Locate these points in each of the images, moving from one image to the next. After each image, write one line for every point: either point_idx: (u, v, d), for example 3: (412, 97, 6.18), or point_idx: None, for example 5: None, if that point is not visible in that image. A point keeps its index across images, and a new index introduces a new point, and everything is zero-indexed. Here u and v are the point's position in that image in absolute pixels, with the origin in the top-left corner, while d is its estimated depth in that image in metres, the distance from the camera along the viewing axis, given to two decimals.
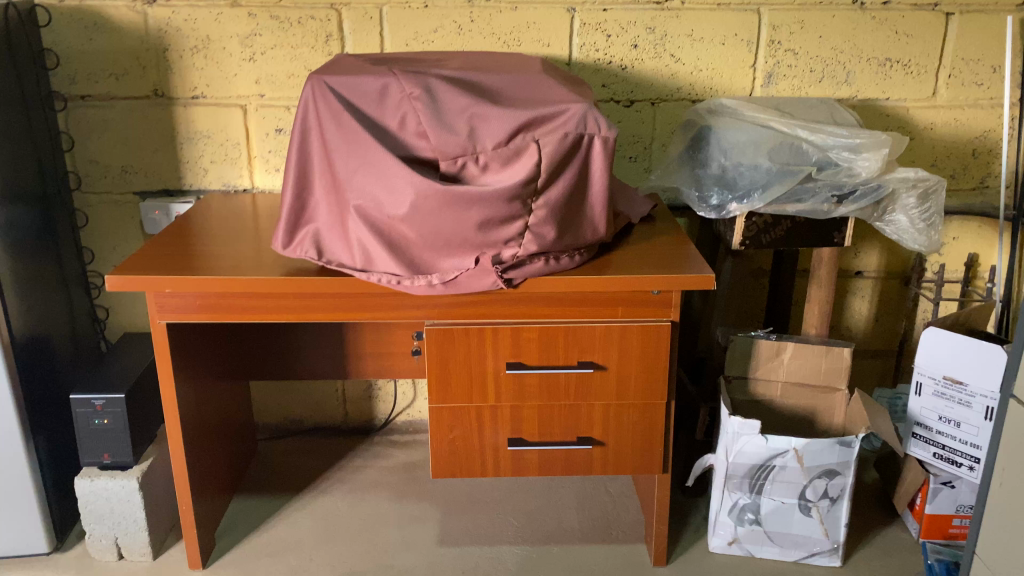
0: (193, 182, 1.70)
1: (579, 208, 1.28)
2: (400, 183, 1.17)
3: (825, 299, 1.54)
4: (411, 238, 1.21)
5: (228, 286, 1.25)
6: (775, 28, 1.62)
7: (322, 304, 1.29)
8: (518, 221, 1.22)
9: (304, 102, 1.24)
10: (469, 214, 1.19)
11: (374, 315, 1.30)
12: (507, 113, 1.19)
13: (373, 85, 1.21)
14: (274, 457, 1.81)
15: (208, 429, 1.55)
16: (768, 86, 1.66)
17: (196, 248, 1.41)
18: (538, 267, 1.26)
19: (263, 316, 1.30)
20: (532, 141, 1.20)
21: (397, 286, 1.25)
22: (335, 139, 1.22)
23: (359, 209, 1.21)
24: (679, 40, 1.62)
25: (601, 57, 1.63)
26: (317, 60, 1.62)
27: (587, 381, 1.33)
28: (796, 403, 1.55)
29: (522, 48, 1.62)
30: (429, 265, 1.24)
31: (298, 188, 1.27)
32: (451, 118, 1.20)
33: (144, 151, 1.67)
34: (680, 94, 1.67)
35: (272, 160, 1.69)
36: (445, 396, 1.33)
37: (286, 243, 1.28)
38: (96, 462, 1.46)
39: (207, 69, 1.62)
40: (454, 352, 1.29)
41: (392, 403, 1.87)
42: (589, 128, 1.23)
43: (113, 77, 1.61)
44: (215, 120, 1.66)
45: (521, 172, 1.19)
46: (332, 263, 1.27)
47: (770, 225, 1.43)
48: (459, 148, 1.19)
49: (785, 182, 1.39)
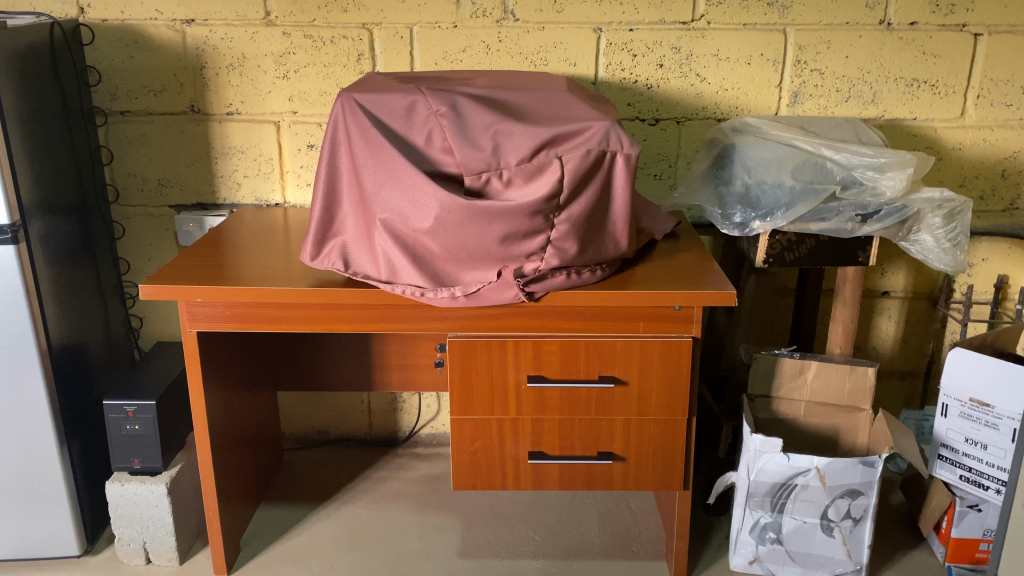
0: (227, 196, 1.75)
1: (601, 223, 1.29)
2: (426, 197, 1.20)
3: (850, 318, 1.53)
4: (435, 251, 1.24)
5: (256, 296, 1.28)
6: (801, 49, 1.63)
7: (347, 315, 1.32)
8: (540, 235, 1.24)
9: (334, 118, 1.27)
10: (492, 228, 1.21)
11: (398, 327, 1.32)
12: (531, 130, 1.22)
13: (401, 102, 1.24)
14: (300, 467, 1.83)
15: (235, 437, 1.58)
16: (793, 105, 1.67)
17: (228, 260, 1.44)
18: (559, 281, 1.27)
19: (290, 327, 1.33)
20: (555, 157, 1.22)
21: (421, 298, 1.27)
22: (363, 154, 1.25)
23: (385, 222, 1.24)
24: (705, 60, 1.64)
25: (626, 76, 1.65)
26: (348, 78, 1.66)
27: (608, 395, 1.34)
28: (820, 423, 1.55)
29: (548, 67, 1.65)
30: (452, 278, 1.26)
31: (326, 202, 1.30)
32: (476, 134, 1.23)
33: (180, 166, 1.72)
34: (705, 113, 1.68)
35: (303, 175, 1.73)
36: (466, 408, 1.34)
37: (314, 254, 1.31)
38: (127, 467, 1.49)
39: (242, 86, 1.66)
40: (476, 364, 1.31)
41: (416, 416, 1.89)
42: (611, 145, 1.24)
43: (152, 94, 1.66)
44: (249, 136, 1.70)
45: (544, 188, 1.21)
46: (358, 275, 1.29)
47: (795, 243, 1.44)
48: (483, 163, 1.22)
49: (809, 201, 1.40)
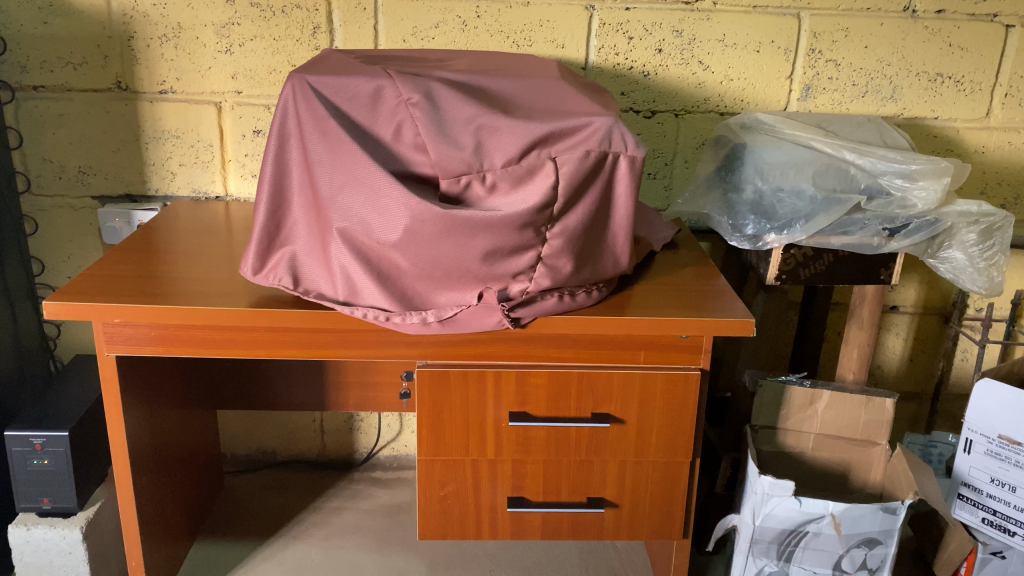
0: (159, 187, 1.52)
1: (599, 237, 1.10)
2: (393, 205, 1.00)
3: (866, 342, 1.37)
4: (403, 267, 1.04)
5: (188, 317, 1.07)
6: (816, 36, 1.45)
7: (296, 340, 1.11)
8: (529, 251, 1.04)
9: (284, 105, 1.06)
10: (473, 243, 1.01)
11: (356, 354, 1.12)
12: (521, 125, 1.02)
13: (365, 87, 1.03)
14: (242, 493, 1.63)
15: (166, 469, 1.37)
16: (805, 99, 1.49)
17: (158, 266, 1.22)
18: (551, 304, 1.08)
19: (229, 352, 1.12)
20: (549, 159, 1.03)
21: (386, 323, 1.07)
22: (319, 150, 1.04)
23: (344, 232, 1.03)
24: (709, 46, 1.45)
25: (621, 61, 1.46)
26: (301, 55, 1.44)
27: (601, 436, 1.15)
28: (829, 457, 1.39)
29: (533, 48, 1.45)
30: (424, 300, 1.06)
31: (273, 206, 1.08)
32: (455, 129, 1.03)
33: (103, 151, 1.48)
34: (706, 105, 1.50)
35: (248, 165, 1.51)
36: (437, 448, 1.15)
37: (257, 268, 1.09)
38: (35, 508, 1.27)
39: (178, 61, 1.43)
40: (449, 399, 1.12)
41: (375, 436, 1.69)
42: (614, 145, 1.06)
43: (70, 66, 1.42)
44: (186, 118, 1.47)
45: (536, 195, 1.02)
46: (310, 295, 1.08)
47: (811, 258, 1.26)
48: (462, 165, 1.02)
49: (832, 212, 1.23)
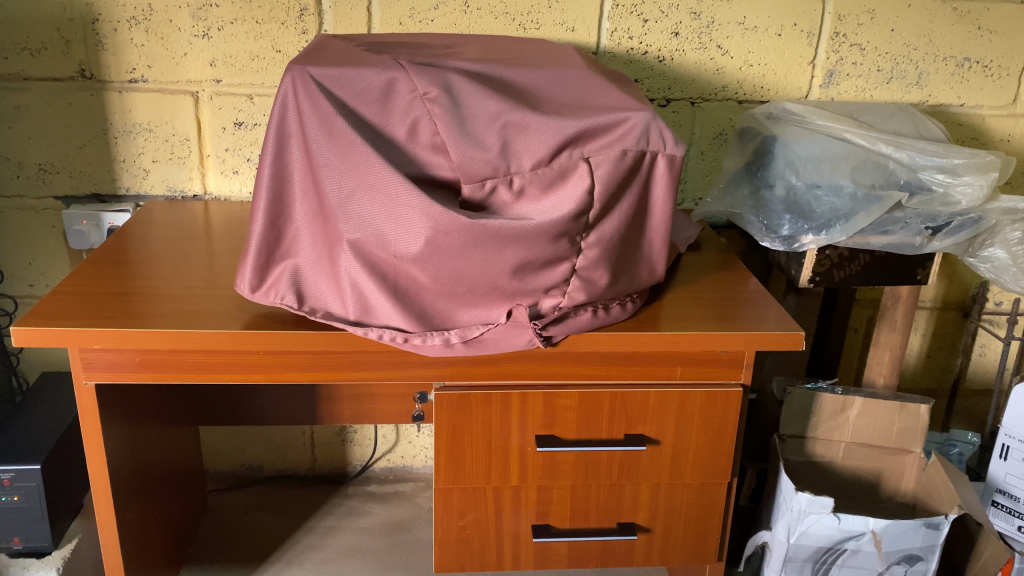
0: (130, 185, 1.38)
1: (635, 244, 1.01)
2: (414, 214, 0.89)
3: (897, 345, 1.30)
4: (423, 283, 0.93)
5: (177, 342, 0.95)
6: (841, 19, 1.36)
7: (300, 363, 1.00)
8: (564, 263, 0.94)
9: (283, 100, 0.93)
10: (502, 255, 0.91)
11: (367, 377, 1.01)
12: (552, 123, 0.92)
13: (376, 80, 0.92)
14: (229, 514, 1.51)
15: (148, 498, 1.25)
16: (827, 86, 1.41)
17: (139, 280, 1.09)
18: (585, 320, 0.98)
19: (224, 377, 1.00)
20: (582, 159, 0.94)
21: (403, 345, 0.96)
22: (325, 152, 0.92)
23: (357, 245, 0.92)
24: (728, 29, 1.35)
25: (634, 46, 1.35)
26: (287, 39, 1.31)
27: (634, 459, 1.06)
28: (860, 466, 1.32)
29: (540, 32, 1.33)
30: (444, 318, 0.96)
31: (271, 215, 0.96)
32: (479, 128, 0.92)
33: (67, 147, 1.34)
34: (724, 93, 1.40)
35: (229, 160, 1.38)
36: (455, 477, 1.05)
37: (255, 285, 0.98)
38: (5, 548, 1.15)
39: (149, 46, 1.29)
40: (471, 423, 1.03)
41: (370, 448, 1.59)
42: (652, 144, 0.96)
43: (27, 53, 1.28)
44: (160, 109, 1.33)
45: (570, 201, 0.92)
46: (317, 314, 0.97)
47: (846, 259, 1.18)
48: (488, 168, 0.92)
49: (873, 211, 1.14)
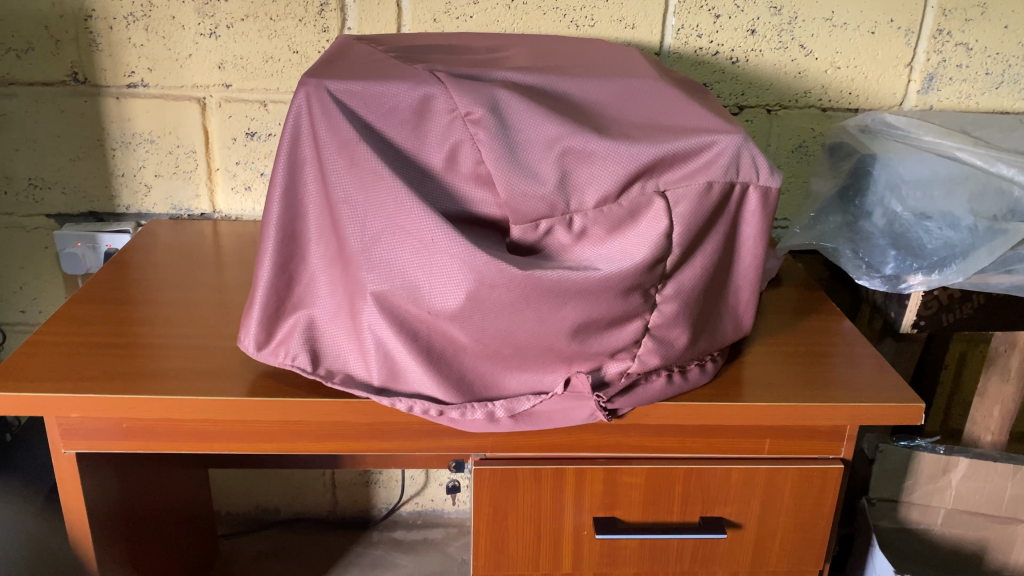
0: (130, 203, 1.23)
1: (718, 294, 0.84)
2: (452, 264, 0.73)
3: (1010, 398, 1.11)
4: (463, 344, 0.76)
5: (170, 411, 0.80)
6: (946, 14, 1.17)
7: (315, 432, 0.84)
8: (635, 321, 0.77)
9: (295, 120, 0.77)
10: (560, 314, 0.74)
11: (394, 448, 0.84)
12: (622, 150, 0.75)
13: (407, 97, 0.74)
14: (240, 564, 1.36)
15: (146, 562, 1.10)
16: (926, 92, 1.22)
17: (131, 322, 0.94)
18: (659, 387, 0.82)
19: (226, 448, 0.84)
20: (657, 194, 0.76)
21: (438, 418, 0.79)
22: (345, 186, 0.76)
23: (384, 299, 0.75)
24: (814, 26, 1.17)
25: (704, 46, 1.17)
26: (306, 38, 1.14)
27: (711, 545, 0.89)
28: (962, 535, 1.14)
29: (595, 30, 1.16)
30: (488, 385, 0.79)
31: (282, 258, 0.80)
32: (532, 156, 0.75)
33: (59, 160, 1.19)
34: (806, 100, 1.22)
35: (240, 175, 1.22)
36: (497, 563, 0.89)
37: (262, 343, 0.82)
38: None
39: (149, 46, 1.13)
40: (516, 503, 0.86)
41: (397, 491, 1.43)
42: (742, 174, 0.78)
43: (12, 54, 1.13)
44: (162, 118, 1.18)
45: (643, 247, 0.75)
46: (334, 380, 0.81)
47: (957, 301, 0.99)
48: (542, 206, 0.75)
49: (996, 247, 0.95)
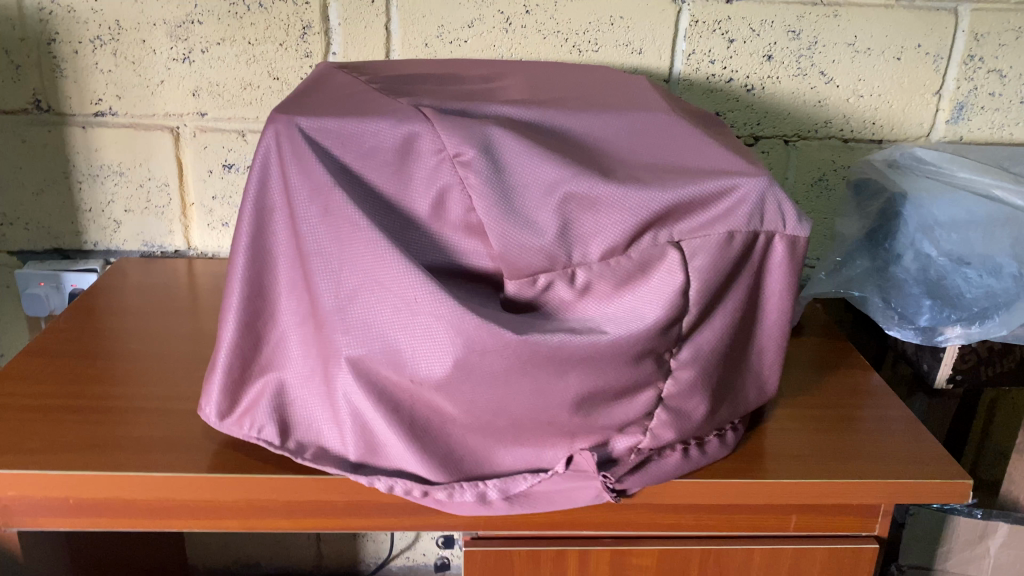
0: (98, 239, 1.14)
1: (739, 355, 0.75)
2: (438, 326, 0.64)
3: None
4: (451, 415, 0.67)
5: (121, 488, 0.71)
6: (978, 39, 1.08)
7: (286, 510, 0.74)
8: (646, 390, 0.68)
9: (264, 160, 0.68)
10: (562, 385, 0.65)
11: (376, 525, 0.75)
12: (632, 198, 0.66)
13: (389, 136, 0.65)
14: None
15: None
16: (955, 122, 1.13)
17: (88, 378, 0.85)
18: (672, 463, 0.73)
19: (186, 526, 0.75)
20: (672, 245, 0.67)
21: (423, 499, 0.70)
22: (318, 236, 0.67)
23: (361, 366, 0.66)
24: (836, 51, 1.08)
25: (717, 72, 1.09)
26: (286, 64, 1.06)
27: None
28: None
29: (599, 54, 1.07)
30: (480, 460, 0.70)
31: (248, 315, 0.71)
32: (530, 204, 0.66)
33: (21, 193, 1.11)
34: (827, 130, 1.13)
35: (216, 210, 1.13)
36: None
37: (225, 412, 0.73)
38: None
39: (118, 72, 1.05)
40: None
41: (387, 544, 1.34)
42: (768, 222, 0.69)
43: None
44: (132, 149, 1.09)
45: (655, 308, 0.66)
46: (305, 455, 0.71)
47: (998, 354, 0.91)
48: (541, 259, 0.66)
49: None
